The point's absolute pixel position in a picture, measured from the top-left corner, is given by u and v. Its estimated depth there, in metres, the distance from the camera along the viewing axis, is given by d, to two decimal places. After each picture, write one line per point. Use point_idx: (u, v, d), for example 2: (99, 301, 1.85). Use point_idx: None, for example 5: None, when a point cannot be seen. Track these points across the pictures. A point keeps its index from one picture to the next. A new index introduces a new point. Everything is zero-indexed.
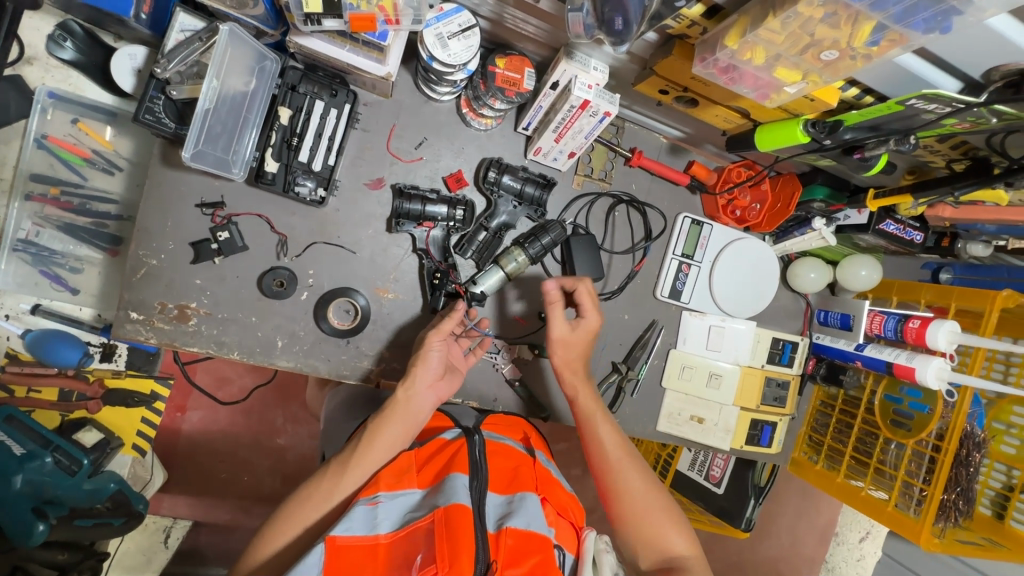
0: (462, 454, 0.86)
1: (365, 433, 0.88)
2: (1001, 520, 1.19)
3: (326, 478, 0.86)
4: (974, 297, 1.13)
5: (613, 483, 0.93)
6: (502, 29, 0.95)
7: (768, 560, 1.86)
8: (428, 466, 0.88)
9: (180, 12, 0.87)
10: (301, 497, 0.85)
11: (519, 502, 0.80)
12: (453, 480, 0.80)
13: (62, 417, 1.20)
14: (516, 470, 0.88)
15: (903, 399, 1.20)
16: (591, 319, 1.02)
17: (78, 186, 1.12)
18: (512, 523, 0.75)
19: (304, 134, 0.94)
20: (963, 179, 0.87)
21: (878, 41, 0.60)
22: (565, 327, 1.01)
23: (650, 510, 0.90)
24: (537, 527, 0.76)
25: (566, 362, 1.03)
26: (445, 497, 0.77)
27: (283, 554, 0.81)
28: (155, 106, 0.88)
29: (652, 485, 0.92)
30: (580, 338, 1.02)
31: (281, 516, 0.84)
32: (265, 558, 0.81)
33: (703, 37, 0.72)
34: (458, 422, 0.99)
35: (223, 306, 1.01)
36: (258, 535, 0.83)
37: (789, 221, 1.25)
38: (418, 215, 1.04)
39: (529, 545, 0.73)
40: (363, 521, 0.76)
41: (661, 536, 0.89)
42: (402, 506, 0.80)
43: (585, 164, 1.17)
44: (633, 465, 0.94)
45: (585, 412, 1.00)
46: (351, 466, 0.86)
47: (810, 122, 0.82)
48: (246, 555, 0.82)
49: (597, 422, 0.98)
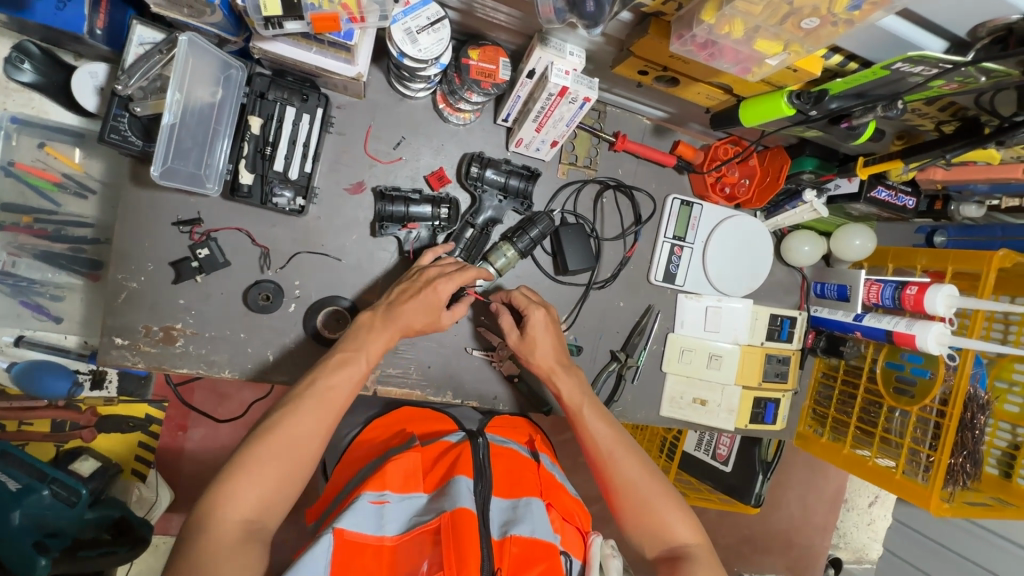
0: (465, 457, 0.85)
1: (350, 369, 0.85)
2: (1008, 479, 1.19)
3: (308, 413, 0.79)
4: (970, 260, 1.11)
5: (612, 478, 0.92)
6: (473, 18, 0.92)
7: (779, 533, 1.87)
8: (433, 471, 0.86)
9: (136, 25, 0.83)
10: (280, 432, 0.76)
11: (524, 507, 0.80)
12: (457, 483, 0.79)
13: (57, 448, 1.18)
14: (521, 474, 0.88)
15: (904, 365, 1.19)
16: (535, 318, 1.00)
17: (51, 213, 1.08)
18: (517, 531, 0.76)
19: (277, 142, 0.91)
20: (952, 141, 0.84)
21: (859, 5, 0.57)
22: (515, 335, 1.02)
23: (650, 499, 0.89)
24: (541, 534, 0.76)
25: (542, 362, 1.00)
26: (451, 501, 0.76)
27: (267, 498, 0.73)
28: (120, 125, 0.85)
29: (652, 475, 0.92)
30: (541, 338, 1.00)
31: (256, 455, 0.74)
32: (246, 503, 0.71)
33: (678, 14, 0.69)
34: (463, 426, 0.99)
35: (210, 324, 0.99)
36: (226, 480, 0.72)
37: (779, 195, 1.23)
38: (403, 217, 1.01)
39: (535, 553, 0.73)
40: (371, 519, 0.75)
41: (665, 526, 0.88)
42: (409, 509, 0.79)
43: (568, 152, 1.15)
44: (630, 457, 0.93)
45: (572, 407, 0.98)
46: (338, 403, 0.82)
47: (795, 93, 0.80)
48: (212, 504, 0.70)
49: (586, 417, 0.97)
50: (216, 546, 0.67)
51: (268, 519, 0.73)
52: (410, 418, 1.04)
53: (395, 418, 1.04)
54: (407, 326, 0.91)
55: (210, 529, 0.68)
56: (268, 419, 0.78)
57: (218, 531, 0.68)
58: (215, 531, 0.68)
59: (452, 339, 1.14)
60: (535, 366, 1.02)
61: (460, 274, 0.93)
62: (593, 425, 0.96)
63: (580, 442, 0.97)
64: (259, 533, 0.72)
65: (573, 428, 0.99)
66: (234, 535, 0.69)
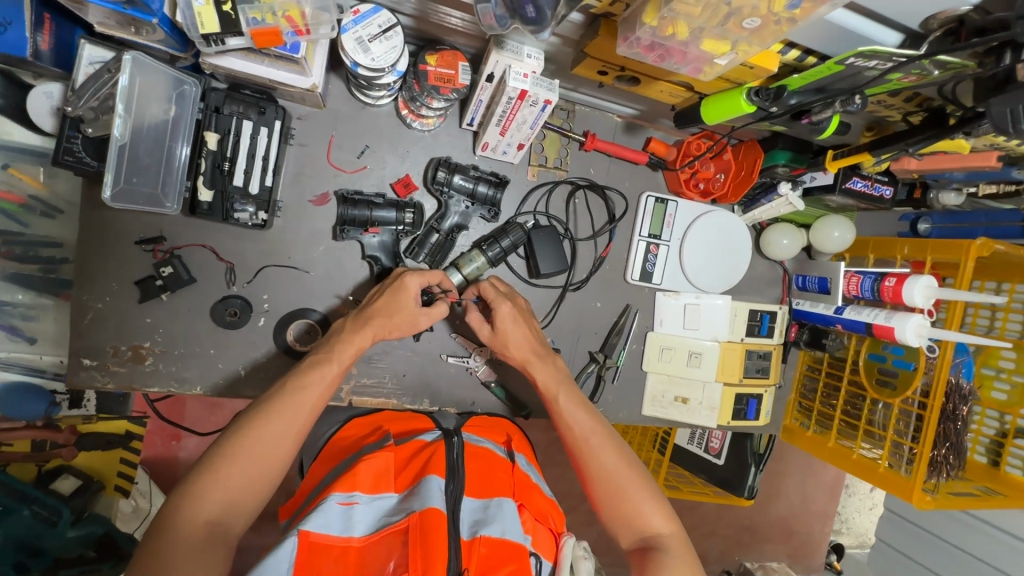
0: (439, 456, 0.84)
1: (322, 370, 0.84)
2: (996, 467, 1.17)
3: (279, 414, 0.78)
4: (948, 250, 1.09)
5: (587, 466, 0.89)
6: (428, 24, 0.90)
7: (779, 521, 1.87)
8: (405, 470, 0.85)
9: (85, 44, 0.81)
10: (250, 434, 0.75)
11: (495, 508, 0.79)
12: (428, 482, 0.78)
13: (38, 468, 1.16)
14: (494, 474, 0.86)
15: (887, 357, 1.18)
16: (501, 311, 0.97)
17: (19, 234, 1.06)
18: (486, 531, 0.74)
19: (236, 157, 0.90)
20: (916, 134, 0.82)
21: (798, 4, 0.56)
22: (485, 331, 1.00)
23: (626, 487, 0.86)
24: (512, 535, 0.75)
25: (517, 355, 0.99)
26: (420, 501, 0.75)
27: (235, 497, 0.72)
28: (74, 146, 0.86)
29: (628, 463, 0.88)
30: (510, 331, 0.98)
31: (226, 454, 0.73)
32: (213, 502, 0.70)
33: (625, 15, 0.67)
34: (440, 424, 0.98)
35: (178, 342, 0.99)
36: (195, 479, 0.71)
37: (755, 188, 1.21)
38: (365, 220, 1.00)
39: (504, 554, 0.72)
40: (338, 520, 0.73)
41: (639, 515, 0.85)
42: (378, 510, 0.77)
43: (537, 153, 1.13)
44: (609, 446, 0.90)
45: (551, 396, 0.96)
46: (310, 404, 0.80)
47: (753, 90, 0.78)
48: (179, 502, 0.69)
49: (563, 406, 0.95)
50: (177, 545, 0.65)
51: (235, 521, 0.71)
52: (388, 417, 1.02)
53: (375, 416, 1.03)
54: (381, 330, 0.91)
55: (173, 527, 0.67)
56: (239, 420, 0.77)
57: (182, 529, 0.67)
58: (179, 529, 0.66)
59: (426, 346, 1.14)
60: (512, 358, 1.01)
61: (427, 271, 0.95)
62: (575, 416, 0.93)
63: (559, 433, 0.95)
64: (224, 534, 0.69)
65: (551, 417, 0.96)
66: (199, 535, 0.67)
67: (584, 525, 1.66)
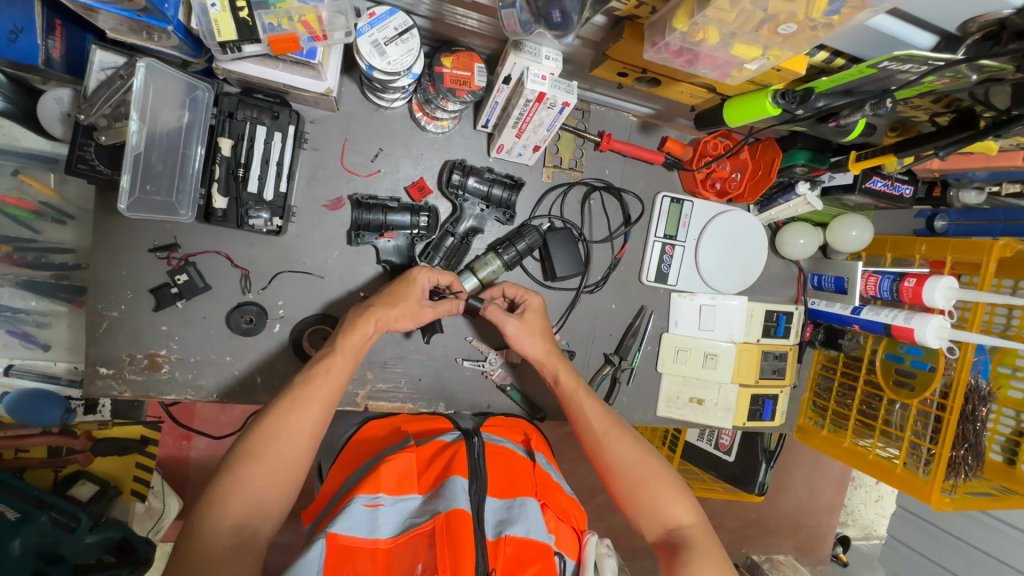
0: (461, 456, 0.83)
1: (327, 362, 0.82)
2: (1012, 466, 1.16)
3: (294, 407, 0.76)
4: (969, 249, 1.08)
5: (607, 460, 0.89)
6: (443, 25, 0.88)
7: (787, 514, 1.87)
8: (428, 471, 0.84)
9: (96, 50, 0.80)
10: (268, 434, 0.74)
11: (519, 507, 0.78)
12: (452, 483, 0.77)
13: (55, 474, 1.17)
14: (516, 473, 0.85)
15: (905, 357, 1.15)
16: (535, 302, 1.01)
17: (31, 240, 1.06)
18: (511, 531, 0.73)
19: (250, 162, 0.89)
20: (948, 136, 0.80)
21: (838, 10, 0.55)
22: (514, 322, 0.98)
23: (646, 481, 0.85)
24: (536, 534, 0.74)
25: (538, 349, 0.99)
26: (445, 502, 0.74)
27: (260, 502, 0.71)
28: (87, 154, 0.85)
29: (647, 452, 0.88)
30: (537, 327, 1.00)
31: (245, 461, 0.71)
32: (238, 506, 0.69)
33: (653, 18, 0.66)
34: (458, 425, 0.97)
35: (194, 350, 0.98)
36: (219, 485, 0.70)
37: (772, 188, 1.18)
38: (379, 225, 0.98)
39: (529, 554, 0.71)
40: (364, 522, 0.73)
41: (661, 505, 0.84)
42: (402, 511, 0.77)
43: (553, 154, 1.12)
44: (622, 435, 0.90)
45: (568, 389, 0.96)
46: (323, 397, 0.78)
47: (779, 93, 0.76)
48: (204, 510, 0.68)
49: (582, 401, 0.95)
50: (209, 552, 0.65)
51: (264, 523, 0.70)
52: (406, 420, 1.02)
53: (392, 419, 1.03)
54: (383, 317, 0.87)
55: (203, 536, 0.66)
56: (255, 423, 0.75)
57: (212, 533, 0.67)
58: (207, 533, 0.66)
59: (441, 350, 1.13)
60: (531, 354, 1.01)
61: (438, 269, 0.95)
62: (589, 403, 0.94)
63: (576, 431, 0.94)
64: (252, 537, 0.69)
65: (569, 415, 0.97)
66: (227, 538, 0.67)
67: (593, 520, 1.66)
